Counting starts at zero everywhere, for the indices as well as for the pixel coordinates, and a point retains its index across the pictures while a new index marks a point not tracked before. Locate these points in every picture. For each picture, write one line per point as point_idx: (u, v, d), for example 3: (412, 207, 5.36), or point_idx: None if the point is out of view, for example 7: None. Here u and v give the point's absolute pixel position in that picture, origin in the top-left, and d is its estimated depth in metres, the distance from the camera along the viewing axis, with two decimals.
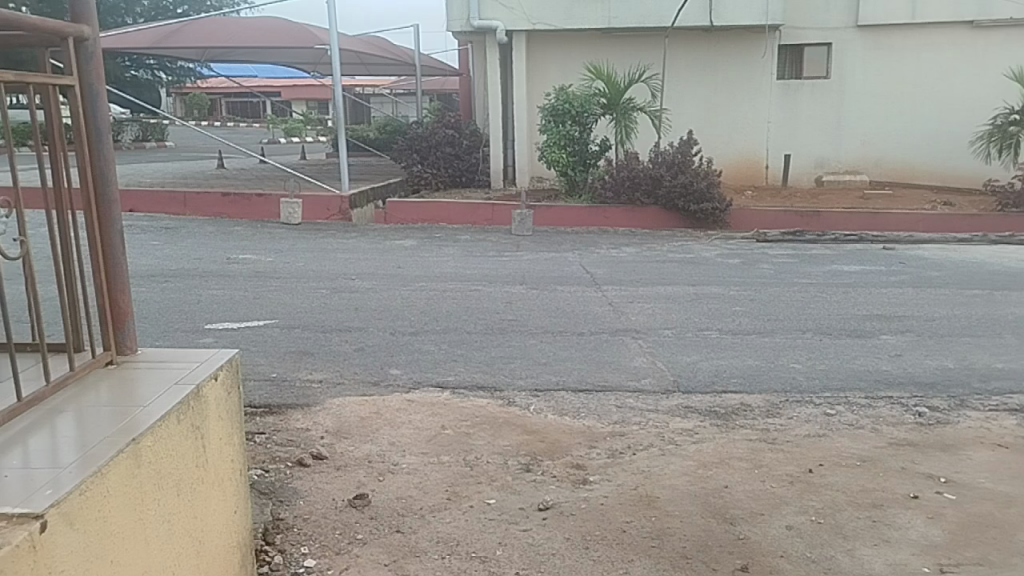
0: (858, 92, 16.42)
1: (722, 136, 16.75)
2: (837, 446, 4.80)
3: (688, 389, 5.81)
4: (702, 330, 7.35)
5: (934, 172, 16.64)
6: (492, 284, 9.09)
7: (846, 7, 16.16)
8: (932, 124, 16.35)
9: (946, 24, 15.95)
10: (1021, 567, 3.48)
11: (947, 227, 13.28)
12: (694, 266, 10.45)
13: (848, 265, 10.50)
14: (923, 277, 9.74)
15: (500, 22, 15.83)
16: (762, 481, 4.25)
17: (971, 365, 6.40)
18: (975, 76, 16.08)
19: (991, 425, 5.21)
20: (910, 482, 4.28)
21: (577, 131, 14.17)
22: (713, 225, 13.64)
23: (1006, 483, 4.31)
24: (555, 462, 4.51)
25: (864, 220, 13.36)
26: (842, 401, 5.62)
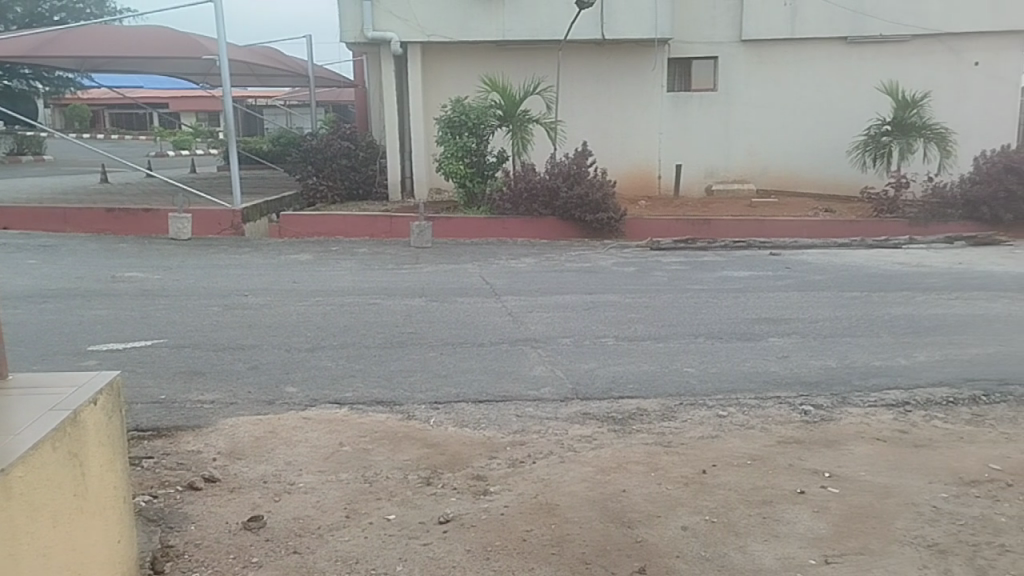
0: (743, 105, 17.05)
1: (617, 147, 17.16)
2: (729, 446, 4.96)
3: (587, 396, 5.90)
4: (600, 338, 7.47)
5: (816, 181, 17.35)
6: (392, 297, 9.02)
7: (730, 23, 16.79)
8: (814, 134, 17.10)
9: (824, 39, 16.69)
10: (899, 555, 3.66)
11: (828, 233, 13.91)
12: (592, 274, 10.62)
13: (737, 271, 10.88)
14: (807, 281, 10.18)
15: (394, 33, 15.78)
16: (657, 484, 4.35)
17: (852, 364, 6.72)
18: (850, 88, 16.86)
19: (871, 420, 5.48)
20: (797, 478, 4.46)
21: (474, 143, 14.23)
22: (608, 234, 13.87)
23: (886, 474, 4.53)
24: (456, 474, 4.50)
25: (751, 227, 13.85)
26: (733, 402, 5.81)
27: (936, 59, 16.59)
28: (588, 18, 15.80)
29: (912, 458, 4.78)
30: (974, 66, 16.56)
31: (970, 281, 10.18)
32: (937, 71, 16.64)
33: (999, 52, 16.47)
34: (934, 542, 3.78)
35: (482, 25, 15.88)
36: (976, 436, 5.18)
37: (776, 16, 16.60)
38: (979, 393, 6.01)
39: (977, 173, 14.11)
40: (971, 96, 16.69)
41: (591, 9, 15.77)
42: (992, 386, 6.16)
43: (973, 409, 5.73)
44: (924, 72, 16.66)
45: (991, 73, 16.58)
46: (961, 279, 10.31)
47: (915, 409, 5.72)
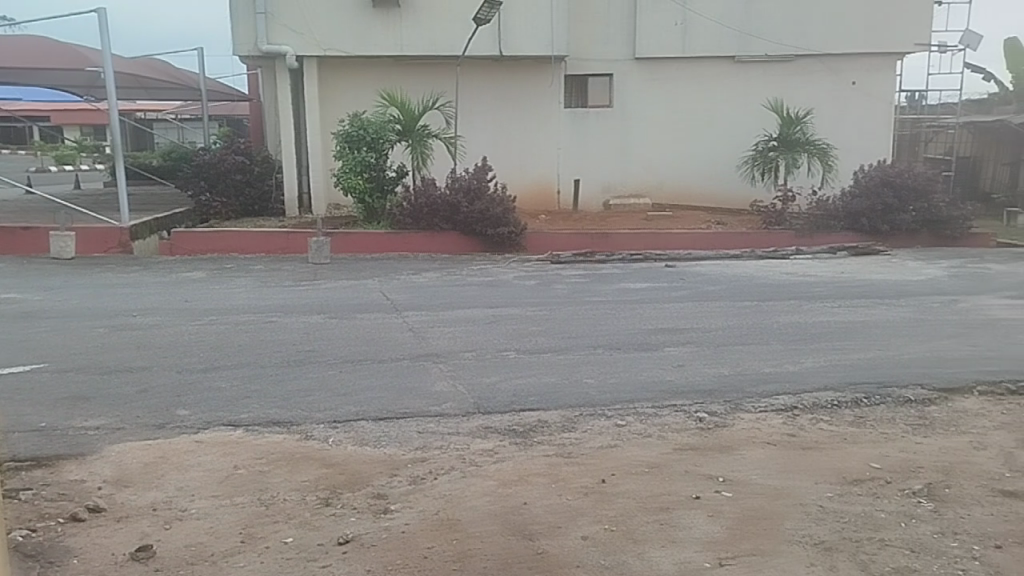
0: (638, 121, 17.48)
1: (516, 163, 17.33)
2: (628, 454, 5.05)
3: (489, 409, 5.91)
4: (501, 351, 7.50)
5: (709, 195, 17.89)
6: (290, 315, 8.85)
7: (623, 41, 17.23)
8: (705, 149, 17.65)
9: (712, 58, 17.29)
10: (789, 554, 3.80)
11: (721, 244, 14.35)
12: (493, 288, 10.68)
13: (635, 282, 11.13)
14: (702, 291, 10.50)
15: (289, 46, 15.56)
16: (558, 495, 4.39)
17: (744, 371, 6.96)
18: (738, 105, 17.49)
19: (762, 425, 5.68)
20: (692, 484, 4.58)
21: (373, 158, 14.09)
22: (509, 249, 13.95)
23: (775, 477, 4.70)
24: (356, 493, 4.43)
25: (647, 239, 14.17)
26: (632, 411, 5.93)
27: (817, 79, 17.38)
28: (486, 36, 15.95)
29: (799, 461, 4.98)
30: (852, 86, 17.41)
31: (852, 289, 10.70)
32: (818, 90, 17.42)
33: (875, 73, 17.35)
34: (821, 540, 3.94)
35: (379, 41, 15.82)
36: (858, 437, 5.45)
37: (668, 35, 17.13)
38: (861, 395, 6.31)
39: (857, 187, 14.87)
40: (849, 113, 17.53)
41: (488, 26, 15.91)
42: (873, 389, 6.49)
43: (856, 411, 6.01)
44: (807, 90, 17.42)
45: (867, 92, 17.46)
46: (844, 287, 10.82)
47: (803, 413, 5.96)
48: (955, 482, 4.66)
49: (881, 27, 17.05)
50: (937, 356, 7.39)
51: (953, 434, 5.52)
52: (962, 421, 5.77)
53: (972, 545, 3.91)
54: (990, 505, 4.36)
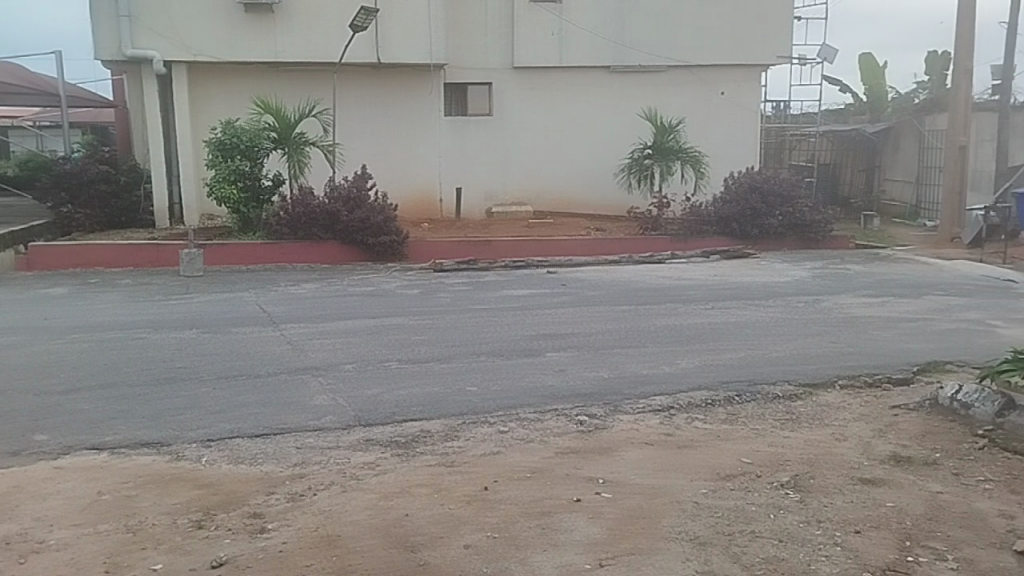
0: (518, 129, 17.66)
1: (396, 171, 17.22)
2: (511, 460, 5.08)
3: (369, 422, 5.83)
4: (382, 362, 7.41)
5: (588, 202, 18.20)
6: (160, 331, 8.47)
7: (502, 50, 17.40)
8: (583, 157, 17.98)
9: (589, 68, 17.66)
10: (667, 550, 3.91)
11: (601, 249, 14.63)
12: (375, 298, 10.55)
13: (517, 289, 11.22)
14: (582, 296, 10.69)
15: (156, 51, 15.03)
16: (440, 505, 4.37)
17: (623, 373, 7.11)
18: (614, 114, 17.91)
19: (641, 425, 5.83)
20: (573, 487, 4.64)
21: (248, 166, 13.73)
22: (391, 257, 13.80)
23: (652, 476, 4.82)
24: (231, 513, 4.27)
25: (529, 246, 14.31)
26: (514, 417, 5.96)
27: (689, 89, 18.00)
28: (364, 43, 15.80)
29: (675, 459, 5.12)
30: (721, 96, 18.13)
31: (723, 291, 11.12)
32: (689, 100, 18.05)
33: (741, 83, 18.13)
34: (696, 535, 4.07)
35: (252, 46, 15.44)
36: (730, 433, 5.66)
37: (545, 45, 17.40)
38: (733, 393, 6.56)
39: (727, 193, 15.47)
40: (718, 122, 18.23)
41: (365, 33, 15.78)
42: (744, 386, 6.76)
43: (728, 409, 6.24)
44: (679, 100, 18.02)
45: (734, 102, 18.21)
46: (715, 290, 11.24)
47: (679, 412, 6.14)
48: (818, 473, 4.91)
49: (746, 41, 17.85)
50: (801, 354, 7.77)
51: (817, 427, 5.81)
52: (825, 415, 6.09)
53: (834, 532, 4.12)
54: (850, 492, 4.62)
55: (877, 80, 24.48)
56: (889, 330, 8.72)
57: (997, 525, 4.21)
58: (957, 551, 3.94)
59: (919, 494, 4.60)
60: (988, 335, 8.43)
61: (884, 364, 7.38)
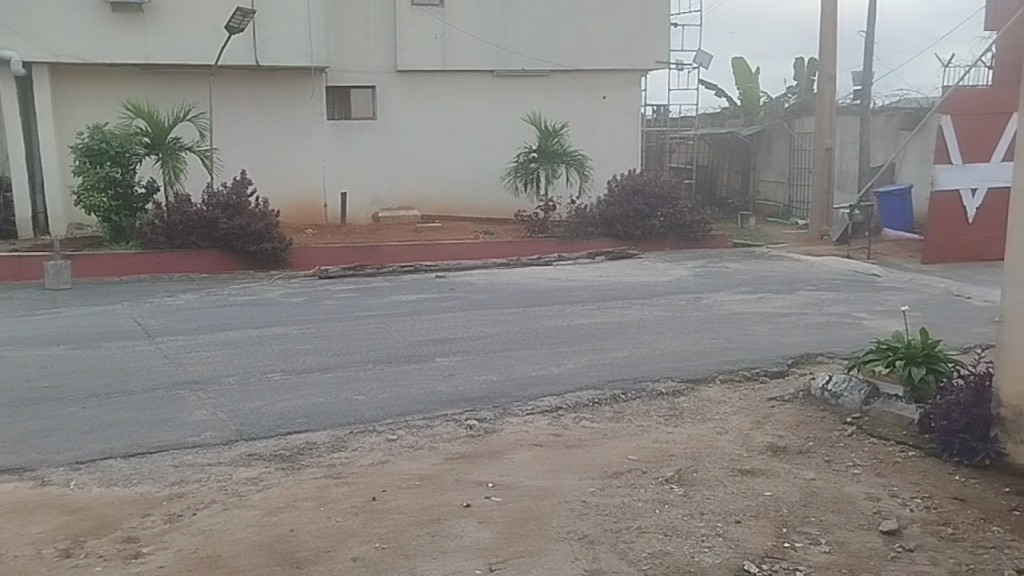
0: (403, 132, 17.52)
1: (278, 176, 16.83)
2: (399, 469, 5.02)
3: (252, 436, 5.65)
4: (265, 374, 7.19)
5: (475, 206, 18.20)
6: (24, 348, 7.98)
7: (385, 54, 17.24)
8: (469, 161, 17.98)
9: (473, 71, 17.71)
10: (555, 551, 3.94)
11: (489, 253, 14.66)
12: (258, 307, 10.26)
13: (405, 295, 11.13)
14: (471, 300, 10.70)
15: (14, 52, 14.20)
16: (326, 518, 4.27)
17: (512, 376, 7.15)
18: (499, 118, 18.01)
19: (529, 427, 5.86)
20: (462, 492, 4.63)
21: (118, 173, 13.14)
22: (273, 265, 13.43)
23: (541, 478, 4.86)
24: (103, 539, 4.05)
25: (418, 251, 14.21)
26: (402, 425, 5.90)
27: (571, 94, 18.29)
28: (241, 45, 15.40)
29: (563, 459, 5.18)
30: (603, 100, 18.50)
31: (609, 291, 11.35)
32: (572, 105, 18.34)
33: (621, 88, 18.55)
34: (584, 534, 4.12)
35: (121, 48, 14.81)
36: (616, 431, 5.77)
37: (427, 48, 17.34)
38: (618, 392, 6.69)
39: (611, 196, 15.82)
40: (601, 126, 18.59)
41: (241, 35, 15.37)
42: (629, 384, 6.91)
43: (614, 407, 6.36)
44: (562, 104, 18.28)
45: (616, 106, 18.61)
46: (601, 290, 11.46)
47: (567, 412, 6.22)
48: (701, 466, 5.06)
49: (626, 46, 18.26)
50: (684, 350, 8.00)
51: (699, 422, 5.99)
52: (706, 409, 6.27)
53: (716, 523, 4.25)
54: (730, 484, 4.77)
55: (750, 84, 25.54)
56: (765, 325, 9.09)
57: (865, 507, 4.44)
58: (829, 535, 4.13)
59: (794, 482, 4.80)
60: (855, 327, 8.90)
61: (761, 358, 7.69)
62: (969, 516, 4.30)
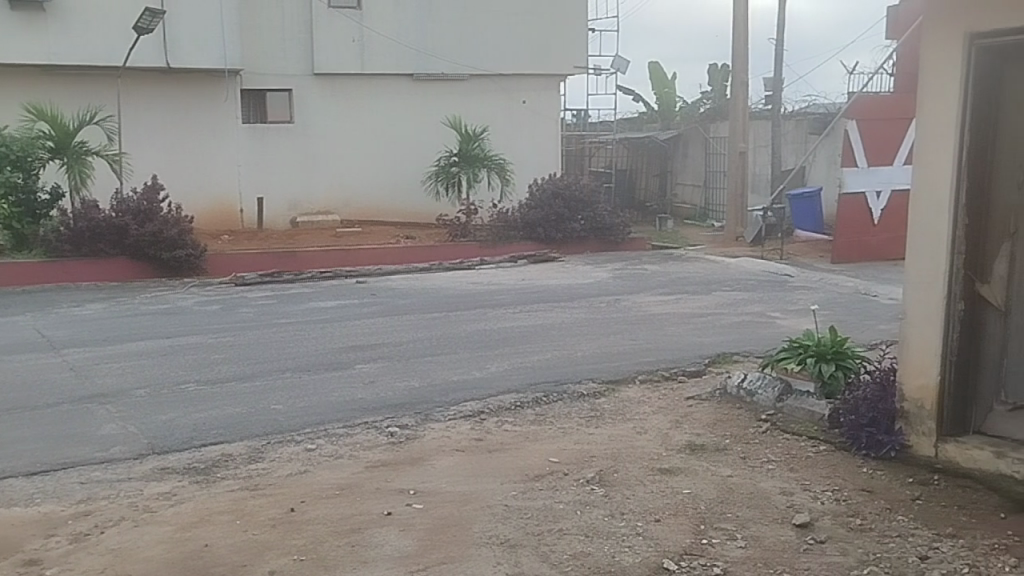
0: (321, 136, 17.27)
1: (192, 180, 16.41)
2: (318, 479, 4.93)
3: (164, 449, 5.47)
4: (179, 385, 6.98)
5: (395, 210, 18.05)
6: None
7: (301, 56, 16.95)
8: (389, 165, 17.82)
9: (391, 75, 17.58)
10: (478, 556, 3.93)
11: (410, 257, 14.55)
12: (171, 316, 9.95)
13: (325, 301, 10.96)
14: (392, 305, 10.60)
15: None
16: (243, 531, 4.16)
17: (433, 381, 7.11)
18: (419, 122, 17.92)
19: (451, 432, 5.84)
20: (383, 500, 4.57)
21: (20, 179, 12.62)
22: (188, 272, 13.07)
23: (462, 483, 4.84)
24: (2, 563, 3.86)
25: (337, 256, 14.00)
26: (321, 434, 5.80)
27: (491, 98, 18.33)
28: (150, 46, 14.98)
29: (484, 464, 5.17)
30: (523, 104, 18.60)
31: (530, 295, 11.39)
32: (492, 109, 18.38)
33: (541, 93, 18.68)
34: (506, 538, 4.12)
35: (22, 48, 14.24)
36: (538, 434, 5.79)
37: (345, 51, 17.14)
38: (540, 394, 6.72)
39: (533, 199, 15.91)
40: (521, 130, 18.68)
41: (151, 36, 14.94)
42: (551, 387, 6.94)
43: (536, 410, 6.39)
44: (482, 108, 18.30)
45: (536, 110, 18.72)
46: (523, 293, 11.50)
47: (489, 416, 6.21)
48: (621, 466, 5.12)
49: (544, 51, 18.41)
50: (604, 352, 8.09)
51: (619, 422, 6.06)
52: (626, 410, 6.35)
53: (635, 522, 4.30)
54: (650, 483, 4.84)
55: (667, 89, 26.03)
56: (683, 326, 9.26)
57: (779, 502, 4.56)
58: (745, 530, 4.23)
59: (711, 479, 4.90)
60: (768, 326, 9.15)
61: (679, 358, 7.83)
62: (876, 507, 4.45)
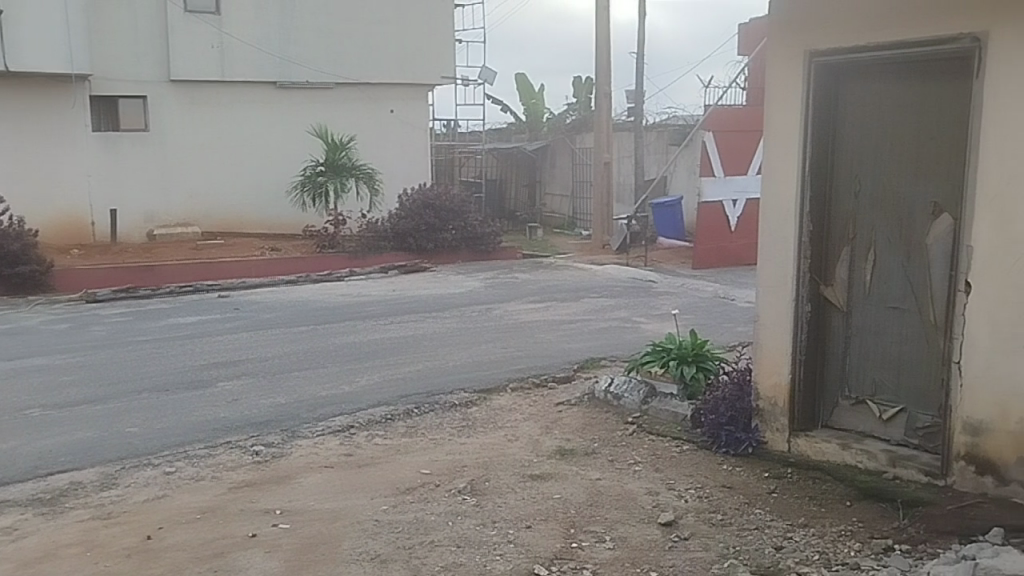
0: (179, 145, 16.60)
1: (37, 192, 15.44)
2: (177, 503, 4.71)
3: (5, 481, 5.10)
4: (23, 411, 6.51)
5: (260, 222, 17.54)
6: None
7: (155, 62, 16.25)
8: (253, 175, 17.30)
9: (254, 83, 17.10)
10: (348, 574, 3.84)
11: (276, 271, 14.15)
12: (14, 337, 9.31)
13: (184, 317, 10.51)
14: (256, 319, 10.29)
15: None
16: (94, 564, 3.92)
17: (301, 397, 6.92)
18: (283, 131, 17.49)
19: (319, 448, 5.70)
20: (248, 522, 4.42)
21: None
22: (32, 289, 12.27)
23: (330, 500, 4.73)
24: None
25: (197, 270, 13.47)
26: (180, 456, 5.53)
27: (358, 107, 18.11)
28: None
29: (354, 479, 5.08)
30: (390, 113, 18.46)
31: (401, 305, 11.32)
32: (359, 117, 18.15)
33: (408, 102, 18.60)
34: (376, 553, 4.05)
35: None
36: (410, 446, 5.74)
37: (202, 57, 16.52)
38: (411, 406, 6.66)
39: (404, 209, 15.81)
40: (389, 139, 18.53)
41: None
42: (422, 398, 6.89)
43: (407, 422, 6.33)
44: (348, 117, 18.05)
45: (403, 119, 18.62)
46: (394, 304, 11.41)
47: (359, 431, 6.11)
48: (492, 475, 5.13)
49: (411, 60, 18.34)
50: (475, 361, 8.12)
51: (490, 431, 6.08)
52: (498, 418, 6.39)
53: (507, 530, 4.32)
54: (520, 490, 4.88)
55: (533, 100, 26.44)
56: (553, 332, 9.42)
57: (645, 502, 4.69)
58: (614, 531, 4.32)
59: (581, 482, 4.99)
60: (633, 331, 9.43)
61: (549, 364, 7.95)
62: (735, 501, 4.65)
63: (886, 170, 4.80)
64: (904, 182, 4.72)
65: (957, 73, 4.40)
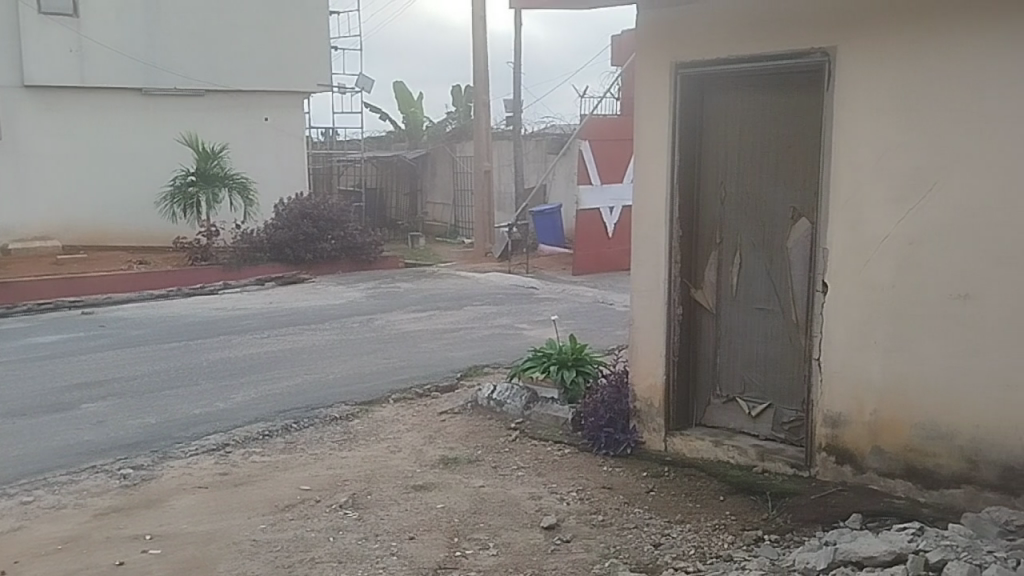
0: (34, 155, 15.72)
1: None
2: (36, 534, 4.43)
3: None
4: None
5: (126, 234, 16.82)
6: None
7: (7, 67, 15.32)
8: (117, 186, 16.55)
9: (118, 89, 16.35)
10: None
11: (142, 286, 13.54)
12: None
13: (43, 335, 9.92)
14: (124, 336, 9.82)
15: None
16: None
17: (172, 417, 6.63)
18: (149, 139, 16.76)
19: (192, 469, 5.49)
20: (115, 550, 4.20)
21: None
22: None
23: (204, 521, 4.56)
24: None
25: (56, 287, 12.76)
26: (40, 484, 5.21)
27: (230, 115, 17.57)
28: None
29: (230, 499, 4.91)
30: (265, 122, 18.00)
31: (279, 318, 11.03)
32: (231, 126, 17.61)
33: (283, 110, 18.19)
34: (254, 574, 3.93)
35: None
36: (288, 462, 5.59)
37: (60, 61, 15.65)
38: (290, 421, 6.50)
39: (281, 220, 15.40)
40: (263, 148, 18.04)
41: None
42: (302, 413, 6.73)
43: (286, 438, 6.16)
44: (221, 126, 17.48)
45: (278, 127, 18.19)
46: (272, 316, 11.11)
47: (234, 449, 5.90)
48: (375, 488, 5.06)
49: (284, 67, 17.93)
50: (356, 373, 8.00)
51: (372, 443, 6.00)
52: (379, 430, 6.31)
53: (390, 543, 4.27)
54: (403, 501, 4.83)
55: (413, 109, 26.33)
56: (435, 341, 9.39)
57: (528, 506, 4.73)
58: (497, 538, 4.34)
59: (465, 491, 4.98)
60: (516, 338, 9.51)
61: (432, 373, 7.91)
62: (615, 502, 4.75)
63: (749, 177, 5.02)
64: (766, 188, 4.95)
65: (815, 84, 4.64)
